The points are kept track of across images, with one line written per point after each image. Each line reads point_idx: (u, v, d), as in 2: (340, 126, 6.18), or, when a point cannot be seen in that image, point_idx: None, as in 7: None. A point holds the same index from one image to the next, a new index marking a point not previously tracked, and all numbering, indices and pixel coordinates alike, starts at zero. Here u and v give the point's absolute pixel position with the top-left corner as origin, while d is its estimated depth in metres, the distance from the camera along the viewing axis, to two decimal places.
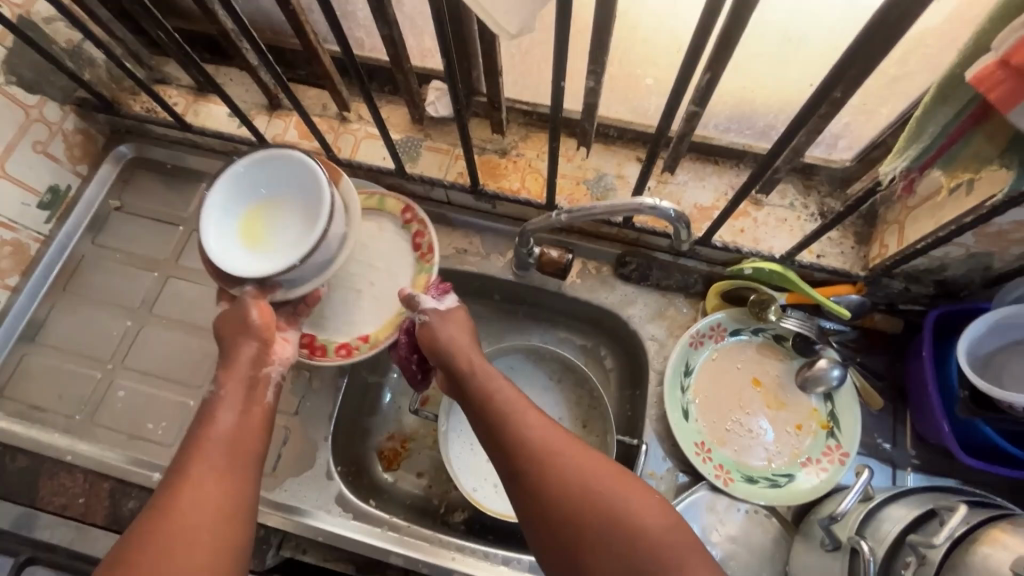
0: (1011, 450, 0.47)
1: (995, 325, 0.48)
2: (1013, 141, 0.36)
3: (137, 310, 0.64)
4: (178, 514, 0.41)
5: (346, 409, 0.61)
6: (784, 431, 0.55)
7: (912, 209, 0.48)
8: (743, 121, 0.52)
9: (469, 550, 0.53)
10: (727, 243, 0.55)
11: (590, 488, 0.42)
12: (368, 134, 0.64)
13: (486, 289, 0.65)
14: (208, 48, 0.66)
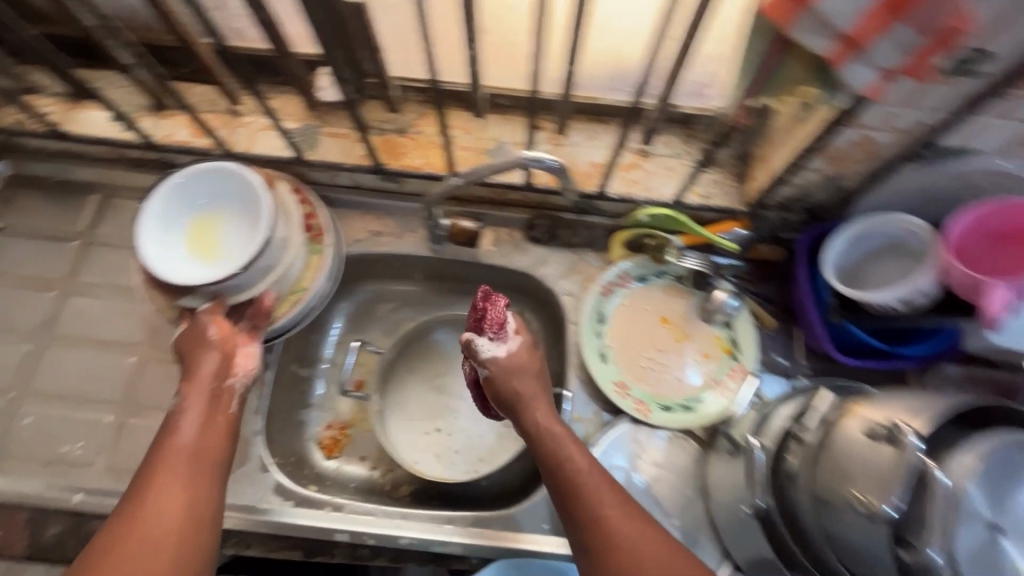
0: (876, 344, 0.55)
1: (856, 238, 0.55)
2: (816, 64, 0.42)
3: (34, 333, 0.59)
4: (137, 511, 0.41)
5: (279, 399, 0.61)
6: (695, 362, 0.61)
7: (773, 142, 0.55)
8: (621, 78, 0.56)
9: (416, 515, 0.55)
10: (622, 195, 0.60)
11: (615, 515, 0.44)
12: (261, 125, 0.62)
13: (406, 269, 0.67)
14: (75, 52, 0.61)
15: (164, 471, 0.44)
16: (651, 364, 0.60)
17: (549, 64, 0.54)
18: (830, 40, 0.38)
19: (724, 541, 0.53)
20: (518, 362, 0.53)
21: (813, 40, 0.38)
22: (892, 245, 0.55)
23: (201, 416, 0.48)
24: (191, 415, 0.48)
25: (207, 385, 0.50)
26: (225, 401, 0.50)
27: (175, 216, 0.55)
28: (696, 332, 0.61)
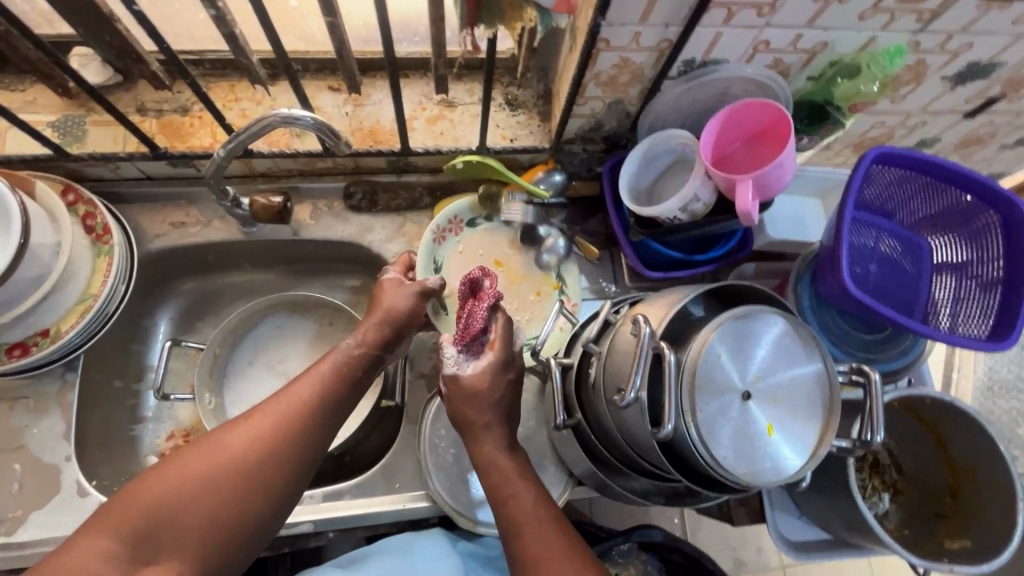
0: (682, 257, 0.82)
1: (643, 158, 0.81)
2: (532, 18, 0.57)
3: None
4: (217, 441, 0.58)
5: (98, 375, 0.81)
6: (530, 295, 0.89)
7: (560, 76, 0.79)
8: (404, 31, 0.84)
9: (380, 499, 0.77)
10: (429, 145, 0.85)
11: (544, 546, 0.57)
12: (7, 125, 0.77)
13: (214, 251, 0.88)
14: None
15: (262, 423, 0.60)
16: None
17: (314, 18, 0.81)
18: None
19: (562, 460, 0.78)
20: (479, 392, 0.64)
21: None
22: (671, 161, 0.82)
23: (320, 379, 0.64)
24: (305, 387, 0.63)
25: (371, 328, 0.69)
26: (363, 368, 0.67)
27: None
28: (524, 274, 0.90)
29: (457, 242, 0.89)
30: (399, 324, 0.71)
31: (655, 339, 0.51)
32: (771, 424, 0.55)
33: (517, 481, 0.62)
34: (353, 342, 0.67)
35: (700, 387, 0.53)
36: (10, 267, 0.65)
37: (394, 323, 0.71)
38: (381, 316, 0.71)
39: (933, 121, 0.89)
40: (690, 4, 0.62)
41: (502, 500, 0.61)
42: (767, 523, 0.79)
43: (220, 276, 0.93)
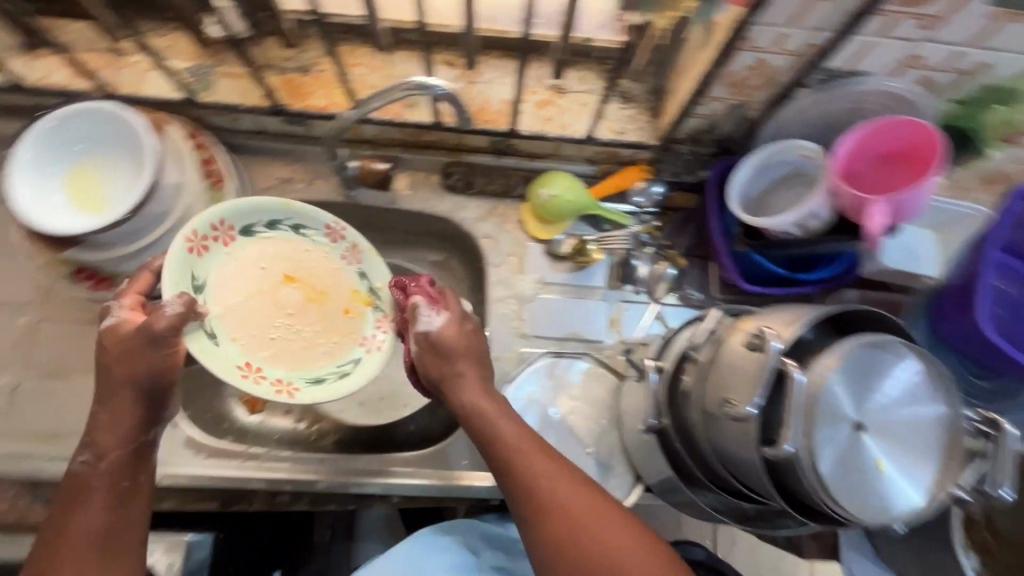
0: (780, 273, 0.79)
1: (758, 167, 0.78)
2: None
3: None
4: None
5: None
6: (336, 315, 0.79)
7: (682, 73, 0.76)
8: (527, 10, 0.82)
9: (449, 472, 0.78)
10: (536, 129, 0.84)
11: (556, 489, 0.56)
12: (147, 65, 0.81)
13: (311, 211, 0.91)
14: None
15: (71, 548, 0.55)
16: (282, 332, 0.76)
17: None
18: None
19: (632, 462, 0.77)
20: (456, 348, 0.64)
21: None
22: (784, 174, 0.78)
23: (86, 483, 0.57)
24: (97, 498, 0.57)
25: (101, 437, 0.59)
26: (139, 456, 0.61)
27: (60, 162, 0.72)
28: (328, 289, 0.79)
29: (226, 254, 0.74)
30: (153, 387, 0.62)
31: (780, 356, 0.50)
32: (884, 458, 0.52)
33: (509, 429, 0.60)
34: (88, 461, 0.58)
35: (818, 413, 0.50)
36: (143, 199, 0.69)
37: (138, 393, 0.61)
38: (123, 389, 0.60)
39: None
40: (848, 8, 0.58)
41: (490, 442, 0.59)
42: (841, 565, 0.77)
43: None
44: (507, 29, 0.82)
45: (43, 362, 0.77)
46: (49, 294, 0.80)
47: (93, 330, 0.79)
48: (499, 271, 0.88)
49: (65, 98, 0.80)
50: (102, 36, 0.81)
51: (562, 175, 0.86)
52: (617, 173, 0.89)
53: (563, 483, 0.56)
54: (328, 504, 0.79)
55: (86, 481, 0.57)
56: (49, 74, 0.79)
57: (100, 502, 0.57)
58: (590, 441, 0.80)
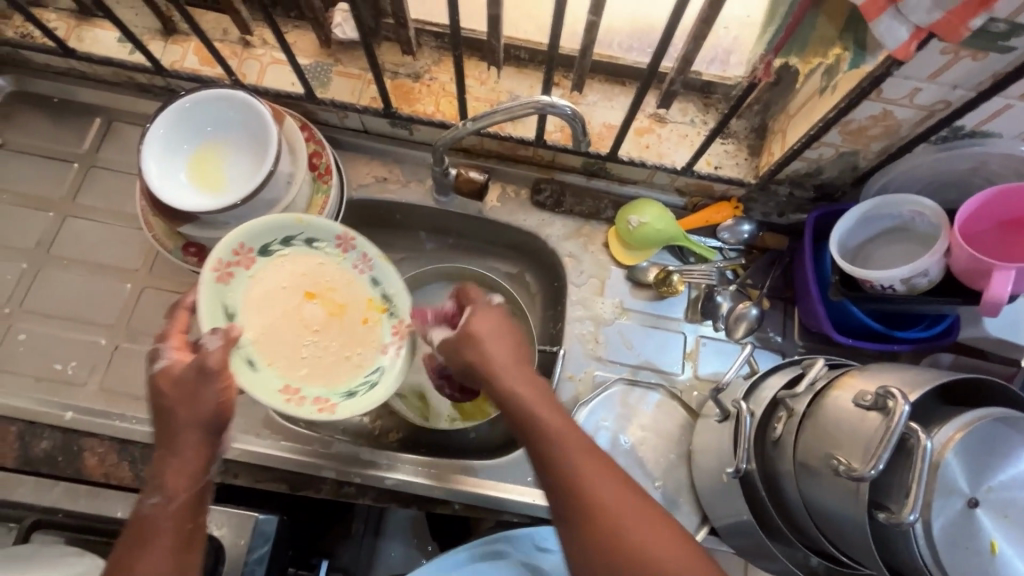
0: (875, 329, 0.77)
1: (863, 218, 0.76)
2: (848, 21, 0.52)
3: (42, 308, 0.81)
4: None
5: None
6: (355, 325, 0.76)
7: (795, 117, 0.75)
8: (639, 39, 0.83)
9: (513, 487, 0.78)
10: (633, 156, 0.84)
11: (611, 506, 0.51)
12: (270, 58, 0.85)
13: (401, 212, 0.93)
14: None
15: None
16: (311, 350, 0.73)
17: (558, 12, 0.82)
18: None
19: (700, 501, 0.76)
20: (484, 331, 0.62)
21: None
22: (889, 228, 0.76)
23: (158, 531, 0.54)
24: (161, 542, 0.53)
25: (170, 479, 0.55)
26: (200, 498, 0.57)
27: (187, 141, 0.76)
28: (347, 300, 0.76)
29: (249, 278, 0.72)
30: (217, 420, 0.58)
31: (909, 421, 0.47)
32: (997, 538, 0.50)
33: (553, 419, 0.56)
34: (159, 503, 0.55)
35: (937, 485, 0.48)
36: (260, 187, 0.72)
37: (212, 430, 0.58)
38: (190, 428, 0.57)
39: None
40: (995, 69, 0.57)
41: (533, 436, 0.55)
42: None
43: (394, 234, 0.97)
44: (617, 55, 0.83)
45: (143, 328, 0.81)
46: (155, 263, 0.84)
47: None
48: (578, 291, 0.88)
49: (193, 82, 0.85)
50: (232, 26, 0.86)
51: (652, 204, 0.85)
52: (706, 207, 0.89)
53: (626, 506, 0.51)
54: (393, 503, 0.78)
55: (154, 525, 0.54)
56: (182, 58, 0.84)
57: (167, 543, 0.53)
58: (657, 474, 0.79)
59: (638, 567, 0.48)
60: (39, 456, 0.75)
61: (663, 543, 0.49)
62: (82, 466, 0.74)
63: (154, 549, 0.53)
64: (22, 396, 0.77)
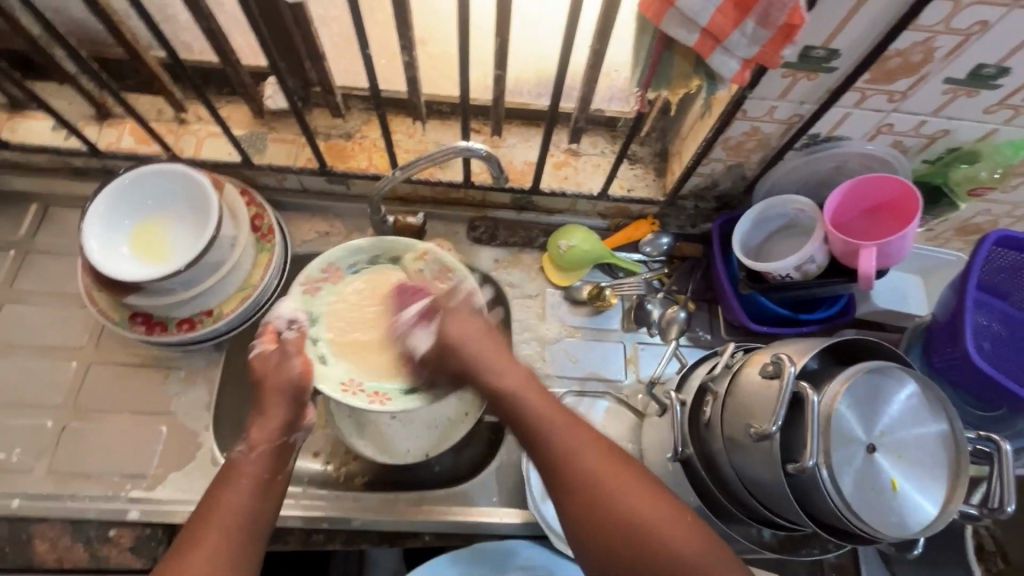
0: (784, 315, 0.86)
1: (757, 219, 0.87)
2: (696, 58, 0.58)
3: None
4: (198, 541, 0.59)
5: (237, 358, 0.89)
6: None
7: (687, 138, 0.86)
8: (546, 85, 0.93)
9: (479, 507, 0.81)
10: (555, 187, 0.93)
11: (596, 472, 0.61)
12: (205, 132, 0.90)
13: None
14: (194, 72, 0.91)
15: (217, 524, 0.60)
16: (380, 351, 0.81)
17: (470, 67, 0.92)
18: (698, 35, 0.52)
19: None
20: (464, 337, 0.73)
21: (684, 35, 0.53)
22: (781, 226, 0.87)
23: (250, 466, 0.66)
24: (248, 481, 0.65)
25: (261, 427, 0.69)
26: (279, 452, 0.69)
27: (128, 215, 0.80)
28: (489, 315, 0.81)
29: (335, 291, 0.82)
30: (297, 391, 0.72)
31: (796, 380, 0.56)
32: (896, 477, 0.57)
33: (538, 404, 0.68)
34: (245, 450, 0.67)
35: (833, 436, 0.56)
36: (202, 252, 0.75)
37: (291, 399, 0.71)
38: (275, 394, 0.71)
39: None
40: (829, 86, 0.69)
41: (525, 420, 0.67)
42: None
43: None
44: (528, 101, 0.93)
45: (91, 403, 0.81)
46: (101, 338, 0.85)
47: (142, 372, 0.83)
48: (522, 316, 0.94)
49: (130, 160, 0.88)
50: (166, 106, 0.90)
51: (578, 228, 0.93)
52: (626, 226, 0.98)
53: (632, 493, 0.60)
54: (364, 544, 0.80)
55: (241, 465, 0.66)
56: (118, 139, 0.88)
57: (249, 481, 0.65)
58: None
59: (629, 529, 0.58)
60: None
61: (649, 510, 0.59)
62: (32, 554, 0.72)
63: (240, 486, 0.64)
64: None
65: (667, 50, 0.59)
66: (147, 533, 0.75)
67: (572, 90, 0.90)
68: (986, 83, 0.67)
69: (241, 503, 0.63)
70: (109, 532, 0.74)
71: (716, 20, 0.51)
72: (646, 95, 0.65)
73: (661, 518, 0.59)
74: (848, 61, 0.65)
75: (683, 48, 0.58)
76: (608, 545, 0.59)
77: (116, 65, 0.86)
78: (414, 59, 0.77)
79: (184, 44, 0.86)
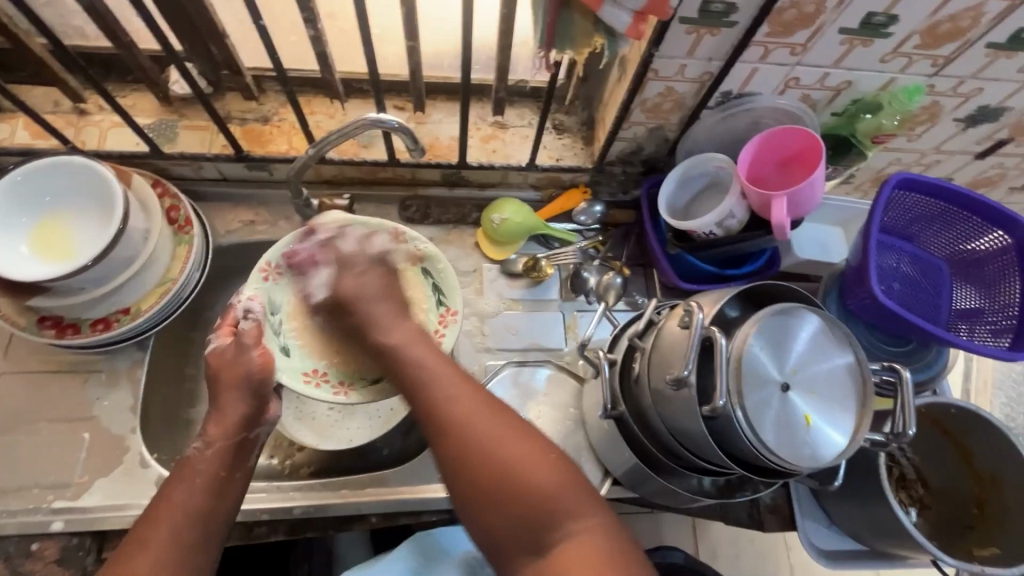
0: (712, 272, 0.88)
1: (681, 180, 0.88)
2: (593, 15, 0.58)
3: None
4: (146, 540, 0.58)
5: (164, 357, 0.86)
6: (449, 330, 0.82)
7: (608, 104, 0.86)
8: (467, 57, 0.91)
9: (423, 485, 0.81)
10: (483, 161, 0.92)
11: (467, 412, 0.62)
12: (109, 123, 0.86)
13: None
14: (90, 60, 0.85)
15: (166, 521, 0.59)
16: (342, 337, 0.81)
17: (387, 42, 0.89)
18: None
19: (599, 456, 0.82)
20: (364, 292, 0.73)
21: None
22: (704, 186, 0.89)
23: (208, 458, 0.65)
24: (199, 480, 0.63)
25: (218, 426, 0.67)
26: (239, 446, 0.67)
27: (26, 213, 0.75)
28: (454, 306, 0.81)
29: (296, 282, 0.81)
30: (256, 385, 0.70)
31: (706, 326, 0.58)
32: (809, 412, 0.60)
33: (421, 354, 0.68)
34: (200, 447, 0.65)
35: (745, 377, 0.58)
36: (108, 246, 0.71)
37: (248, 391, 0.69)
38: (232, 389, 0.69)
39: (947, 160, 0.94)
40: (732, 41, 0.70)
41: (409, 372, 0.67)
42: (799, 530, 0.83)
43: None
44: (450, 75, 0.91)
45: (4, 416, 0.77)
46: (10, 346, 0.80)
47: (59, 378, 0.79)
48: (459, 293, 0.94)
49: (27, 156, 0.83)
50: (63, 97, 0.85)
51: (509, 200, 0.93)
52: (559, 197, 0.98)
53: (491, 429, 0.60)
54: (309, 532, 0.79)
55: (196, 464, 0.64)
56: (12, 135, 0.83)
57: (202, 479, 0.63)
58: (558, 441, 0.86)
59: (474, 456, 0.59)
60: None
61: (509, 445, 0.60)
62: None
63: (191, 484, 0.62)
64: None
65: (564, 8, 0.58)
66: (74, 543, 0.72)
67: (492, 61, 0.89)
68: (878, 31, 0.70)
69: (195, 501, 0.61)
70: (32, 546, 0.71)
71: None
72: (552, 56, 0.64)
73: (513, 448, 0.59)
74: (747, 14, 0.67)
75: (579, 5, 0.58)
76: (466, 480, 0.59)
77: (1, 55, 0.81)
78: (320, 33, 0.74)
79: (76, 29, 0.82)
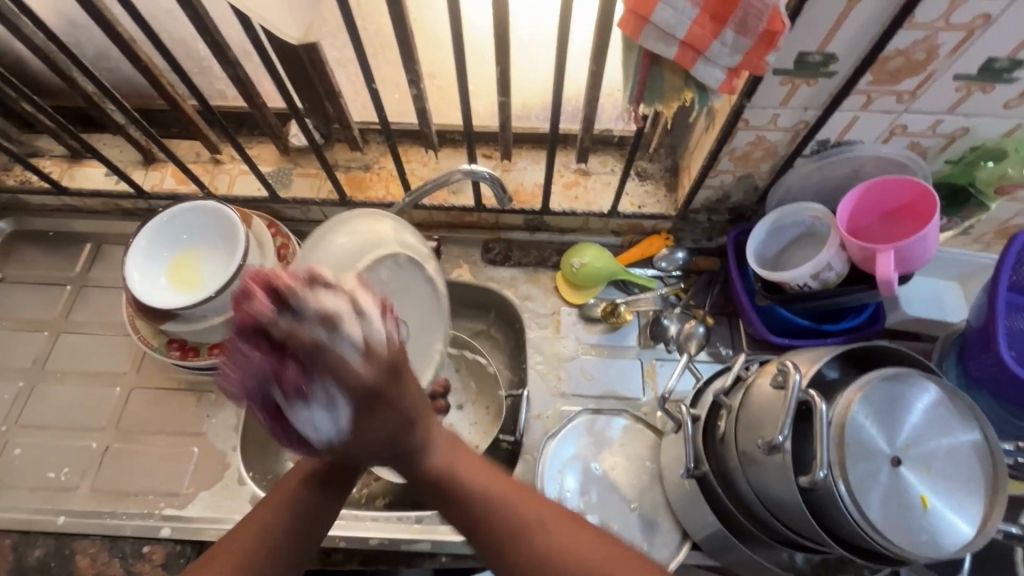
0: (806, 327, 0.83)
1: (772, 229, 0.85)
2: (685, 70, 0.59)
3: (32, 417, 0.87)
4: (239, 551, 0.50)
5: None
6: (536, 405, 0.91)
7: (695, 151, 0.86)
8: None
9: None
10: (565, 207, 0.94)
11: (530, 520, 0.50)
12: (237, 171, 0.98)
13: None
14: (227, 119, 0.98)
15: (273, 526, 0.52)
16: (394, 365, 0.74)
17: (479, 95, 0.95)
18: (677, 47, 0.54)
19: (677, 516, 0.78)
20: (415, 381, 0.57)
21: (663, 48, 0.54)
22: (798, 236, 0.84)
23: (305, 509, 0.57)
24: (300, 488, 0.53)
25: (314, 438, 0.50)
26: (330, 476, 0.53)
27: (167, 247, 0.87)
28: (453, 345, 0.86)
29: None
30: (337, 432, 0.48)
31: (804, 388, 0.54)
32: (925, 492, 0.54)
33: (469, 471, 0.52)
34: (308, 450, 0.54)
35: (850, 448, 0.53)
36: (229, 281, 0.80)
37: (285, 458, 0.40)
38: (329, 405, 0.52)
39: None
40: (831, 90, 0.68)
41: (456, 489, 0.51)
42: None
43: None
44: (536, 126, 0.96)
45: (132, 426, 0.87)
46: (143, 364, 0.91)
47: (177, 395, 0.89)
48: (536, 334, 0.94)
49: (171, 200, 0.96)
50: (204, 149, 0.99)
51: (590, 245, 0.93)
52: (640, 243, 0.97)
53: (578, 545, 0.49)
54: (381, 564, 0.81)
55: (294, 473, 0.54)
56: (162, 181, 0.97)
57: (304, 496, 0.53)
58: (633, 496, 0.83)
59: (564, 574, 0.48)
60: (31, 565, 0.77)
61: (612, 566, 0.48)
62: (74, 569, 0.77)
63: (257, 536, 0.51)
64: (18, 509, 0.81)
65: (657, 65, 0.60)
66: (173, 549, 0.78)
67: (576, 112, 0.92)
68: (1000, 77, 0.65)
69: (296, 510, 0.53)
70: (142, 548, 0.77)
71: (694, 32, 0.52)
72: (640, 110, 0.65)
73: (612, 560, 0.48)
74: (847, 63, 0.65)
75: (673, 62, 0.59)
76: None
77: (161, 115, 0.96)
78: (422, 92, 0.81)
79: (218, 92, 0.94)
